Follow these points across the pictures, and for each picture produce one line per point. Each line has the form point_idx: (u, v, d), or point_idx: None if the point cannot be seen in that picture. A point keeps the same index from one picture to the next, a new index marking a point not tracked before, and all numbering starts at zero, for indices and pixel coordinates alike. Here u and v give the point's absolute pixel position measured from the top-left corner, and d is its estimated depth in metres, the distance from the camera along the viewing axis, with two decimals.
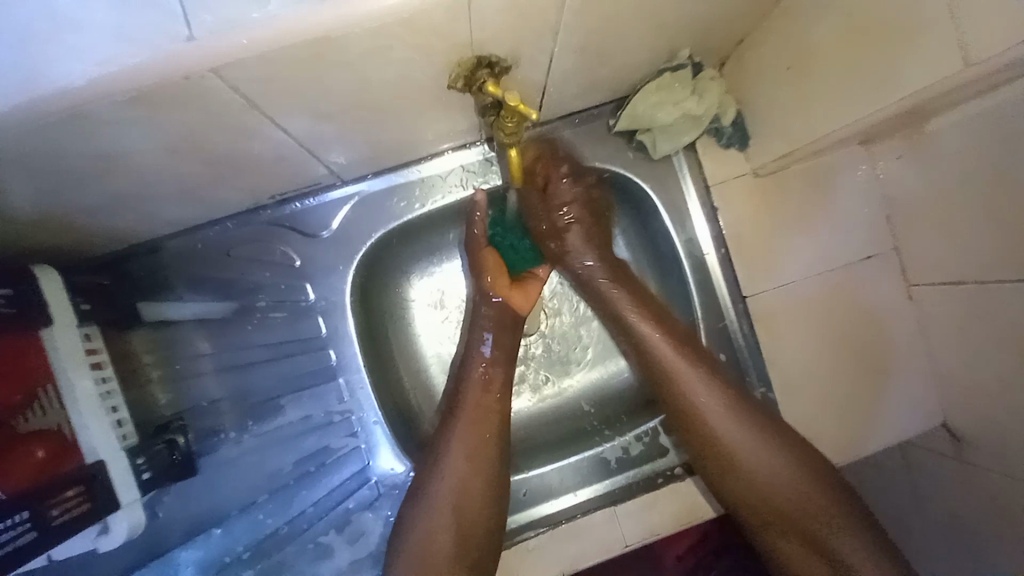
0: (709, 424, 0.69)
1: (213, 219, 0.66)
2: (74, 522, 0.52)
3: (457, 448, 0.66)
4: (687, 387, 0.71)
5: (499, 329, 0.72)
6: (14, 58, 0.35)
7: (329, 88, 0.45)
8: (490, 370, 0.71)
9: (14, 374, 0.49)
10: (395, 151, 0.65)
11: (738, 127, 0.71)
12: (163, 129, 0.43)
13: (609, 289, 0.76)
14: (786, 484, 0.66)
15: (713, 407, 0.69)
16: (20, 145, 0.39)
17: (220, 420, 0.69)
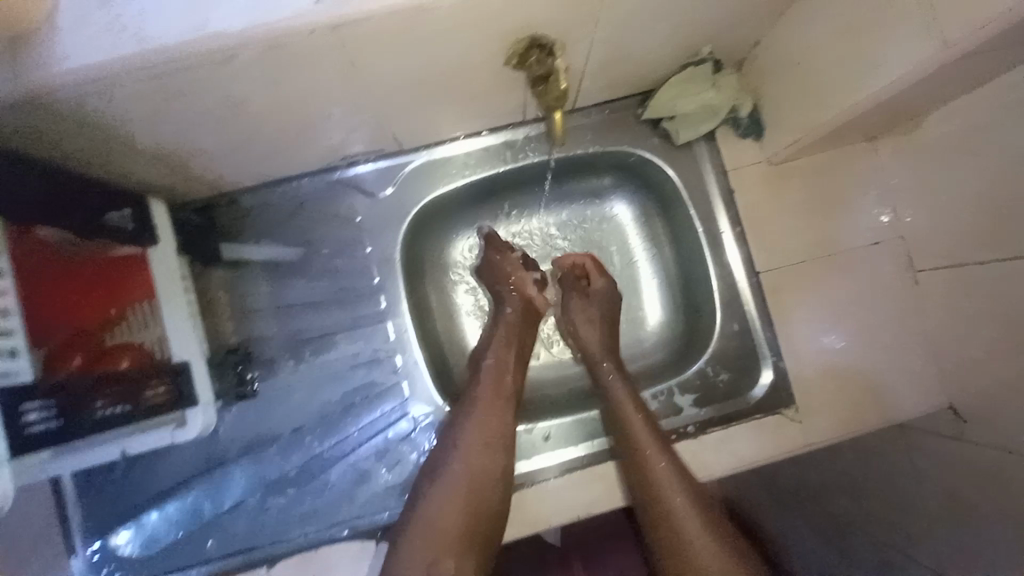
0: (672, 506, 0.66)
1: (290, 175, 0.77)
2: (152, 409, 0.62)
3: (474, 436, 0.69)
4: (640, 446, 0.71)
5: (502, 343, 0.78)
6: (187, 8, 0.45)
7: (411, 55, 0.55)
8: (499, 373, 0.75)
9: (107, 291, 0.60)
10: (448, 122, 0.74)
11: (753, 119, 0.78)
12: (276, 80, 0.53)
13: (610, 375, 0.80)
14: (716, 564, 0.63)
15: (680, 492, 0.67)
16: (170, 81, 0.48)
17: (277, 353, 0.78)
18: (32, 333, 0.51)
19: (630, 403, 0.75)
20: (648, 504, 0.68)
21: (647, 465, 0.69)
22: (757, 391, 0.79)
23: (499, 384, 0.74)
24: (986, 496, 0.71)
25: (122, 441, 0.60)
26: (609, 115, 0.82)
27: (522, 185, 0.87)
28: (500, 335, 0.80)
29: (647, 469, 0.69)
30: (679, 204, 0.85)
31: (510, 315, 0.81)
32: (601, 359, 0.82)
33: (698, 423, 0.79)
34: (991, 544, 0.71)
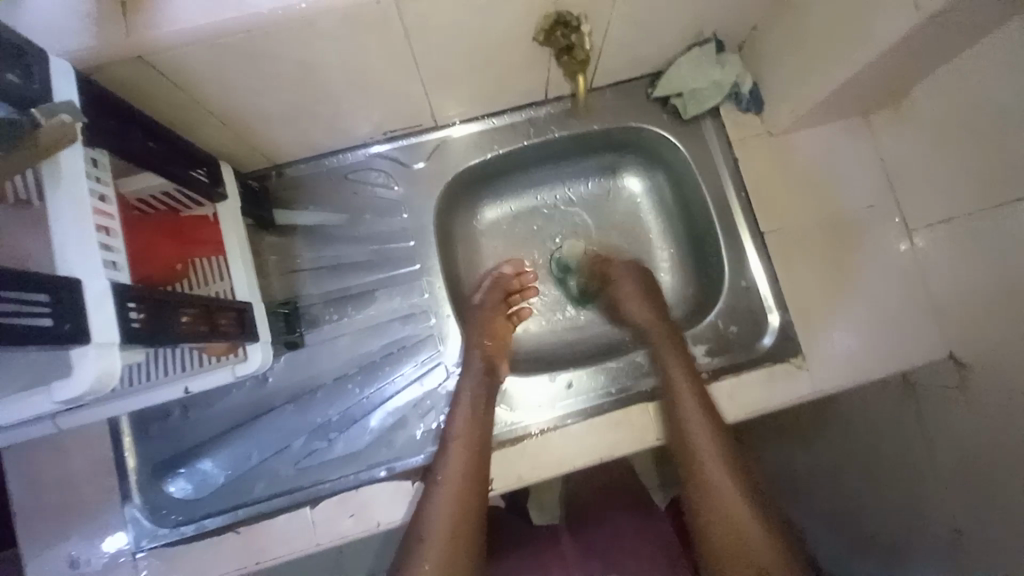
0: (727, 496, 0.70)
1: (336, 149, 0.86)
2: (218, 332, 0.62)
3: (442, 522, 0.69)
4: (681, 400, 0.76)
5: (467, 416, 0.76)
6: None
7: (456, 27, 0.63)
8: (468, 449, 0.74)
9: (179, 242, 0.70)
10: (479, 98, 0.82)
11: (754, 94, 0.86)
12: (342, 48, 0.62)
13: (669, 353, 0.80)
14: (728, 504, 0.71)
15: (733, 480, 0.71)
16: (254, 43, 0.57)
17: (320, 309, 0.85)
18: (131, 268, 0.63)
19: (687, 389, 0.77)
20: (704, 491, 0.72)
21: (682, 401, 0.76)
22: (768, 340, 0.85)
23: (468, 462, 0.73)
24: (995, 442, 0.74)
25: (185, 379, 0.68)
26: (623, 95, 0.90)
27: (543, 159, 0.95)
28: (465, 404, 0.77)
29: (682, 402, 0.76)
30: (688, 175, 0.93)
31: (473, 383, 0.79)
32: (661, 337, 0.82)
33: (711, 370, 0.85)
34: (998, 490, 0.74)
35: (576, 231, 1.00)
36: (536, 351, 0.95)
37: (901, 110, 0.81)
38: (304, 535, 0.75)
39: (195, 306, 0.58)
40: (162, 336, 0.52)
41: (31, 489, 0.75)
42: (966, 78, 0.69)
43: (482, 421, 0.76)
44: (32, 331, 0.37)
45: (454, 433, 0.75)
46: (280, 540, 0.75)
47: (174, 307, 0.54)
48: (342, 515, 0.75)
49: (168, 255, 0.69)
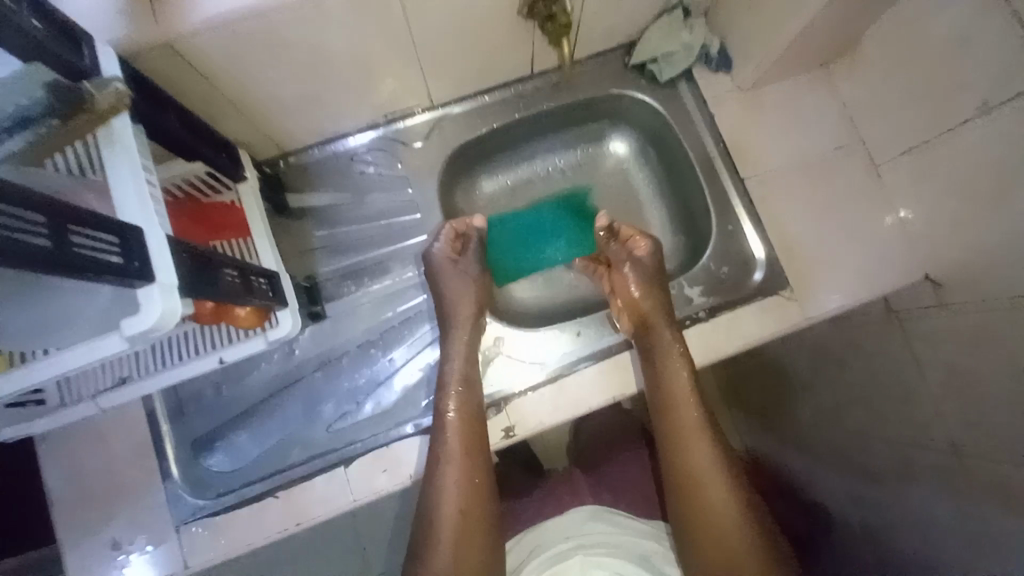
0: (702, 470, 0.79)
1: (342, 134, 0.92)
2: (252, 292, 0.67)
3: (450, 501, 0.75)
4: (666, 373, 0.82)
5: (459, 388, 0.80)
6: None
7: (446, 1, 0.70)
8: (468, 425, 0.78)
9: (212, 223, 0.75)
10: (470, 76, 0.89)
11: (722, 54, 0.94)
12: (345, 28, 0.68)
13: (667, 338, 0.83)
14: (711, 470, 0.78)
15: (706, 451, 0.79)
16: (268, 25, 0.63)
17: (340, 284, 0.90)
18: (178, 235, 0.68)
19: (676, 365, 0.82)
20: (679, 467, 0.80)
21: (667, 375, 0.82)
22: (758, 275, 0.91)
23: (467, 434, 0.78)
24: (976, 349, 0.78)
25: (219, 350, 0.73)
26: (602, 67, 0.98)
27: (535, 131, 1.02)
28: (455, 375, 0.81)
29: (666, 376, 0.82)
30: (668, 135, 1.00)
31: (461, 348, 0.83)
32: (648, 325, 0.84)
33: (708, 309, 0.91)
34: (989, 399, 0.78)
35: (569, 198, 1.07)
36: (540, 312, 1.01)
37: (857, 57, 0.89)
38: (343, 494, 0.78)
39: (231, 269, 0.63)
40: (205, 287, 0.57)
41: (73, 478, 0.78)
42: (916, 15, 0.75)
43: (470, 390, 0.81)
44: (96, 260, 0.42)
45: (448, 411, 0.79)
46: (318, 500, 0.78)
47: (212, 262, 0.59)
48: (377, 471, 0.78)
49: (199, 230, 0.73)
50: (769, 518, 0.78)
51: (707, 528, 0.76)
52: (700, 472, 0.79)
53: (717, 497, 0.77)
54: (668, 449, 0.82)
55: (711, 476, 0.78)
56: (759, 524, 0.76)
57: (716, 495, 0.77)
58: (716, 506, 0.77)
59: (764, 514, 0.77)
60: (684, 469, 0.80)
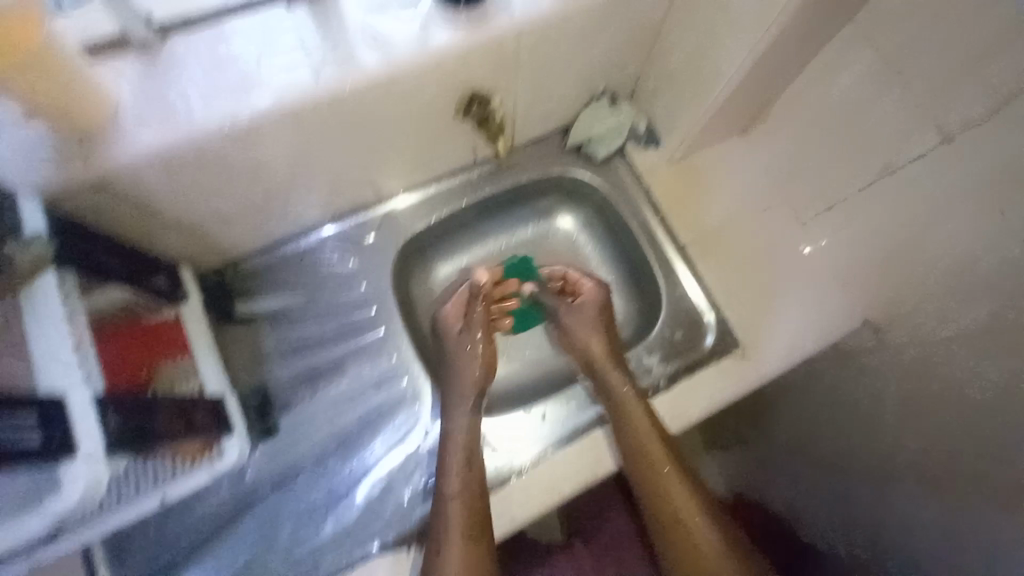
0: (684, 510, 0.80)
1: (290, 236, 0.91)
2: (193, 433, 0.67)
3: None
4: (635, 418, 0.82)
5: (462, 467, 0.78)
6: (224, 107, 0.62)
7: (385, 114, 0.73)
8: (468, 506, 0.74)
9: (155, 346, 0.69)
10: (416, 171, 0.92)
11: (650, 132, 1.01)
12: (285, 148, 0.70)
13: (619, 385, 0.86)
14: (693, 508, 0.80)
15: (683, 489, 0.81)
16: (206, 155, 0.64)
17: (293, 394, 0.87)
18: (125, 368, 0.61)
19: (638, 409, 0.83)
20: (662, 511, 0.80)
21: (635, 420, 0.82)
22: (710, 339, 0.94)
23: (469, 516, 0.74)
24: None
25: (161, 489, 0.64)
26: (542, 150, 1.03)
27: (483, 215, 1.04)
28: (457, 457, 0.80)
29: (635, 421, 0.82)
30: (611, 207, 1.04)
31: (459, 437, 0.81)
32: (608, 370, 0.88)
33: (667, 377, 0.94)
34: None
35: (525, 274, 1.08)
36: (508, 390, 1.00)
37: (771, 121, 0.93)
38: None
39: (173, 409, 0.64)
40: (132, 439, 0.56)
41: None
42: (822, 91, 0.82)
43: (472, 468, 0.78)
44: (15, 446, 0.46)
45: (449, 491, 0.76)
46: None
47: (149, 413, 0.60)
48: None
49: (136, 360, 0.64)
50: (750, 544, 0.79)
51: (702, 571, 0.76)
52: (683, 511, 0.80)
53: (704, 534, 0.78)
54: (649, 494, 0.82)
55: (695, 516, 0.79)
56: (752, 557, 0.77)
57: (703, 534, 0.78)
58: (699, 532, 0.78)
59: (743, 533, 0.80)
60: (666, 512, 0.80)
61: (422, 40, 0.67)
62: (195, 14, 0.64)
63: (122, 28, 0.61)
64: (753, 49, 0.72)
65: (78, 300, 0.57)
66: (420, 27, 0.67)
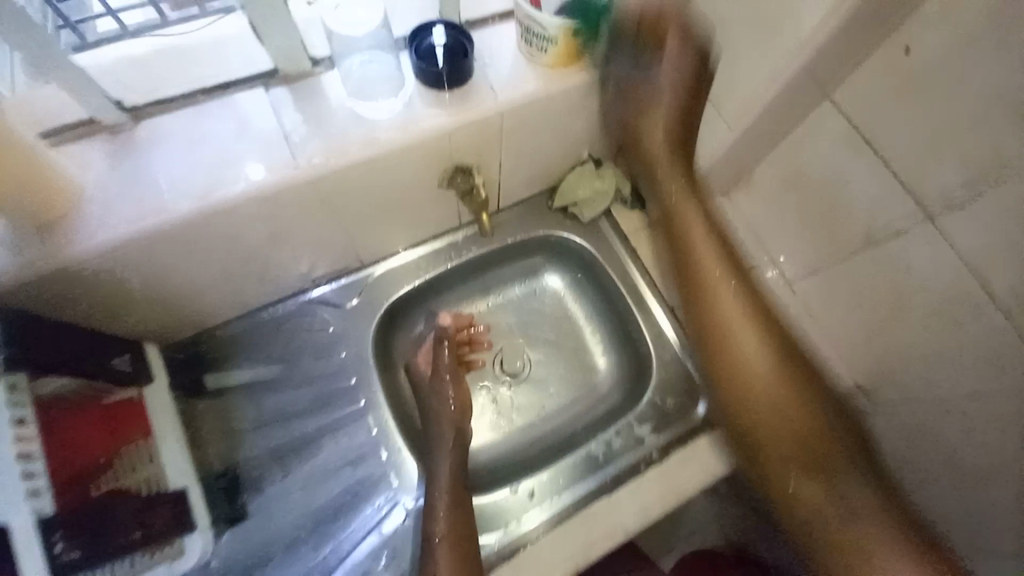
0: (786, 419, 0.76)
1: (267, 302, 0.87)
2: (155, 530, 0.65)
3: None
4: (733, 333, 0.81)
5: (449, 505, 0.78)
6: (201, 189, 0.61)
7: (371, 188, 0.73)
8: (456, 548, 0.75)
9: (111, 435, 0.64)
10: (403, 235, 0.91)
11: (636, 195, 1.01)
12: (264, 226, 0.69)
13: (704, 256, 0.85)
14: (796, 425, 0.76)
15: (778, 390, 0.78)
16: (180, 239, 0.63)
17: (264, 471, 0.81)
18: (60, 461, 0.58)
19: (736, 314, 0.82)
20: (744, 419, 0.80)
21: (719, 319, 0.82)
22: (701, 408, 0.91)
23: (458, 562, 0.73)
24: None
25: None
26: (528, 211, 1.02)
27: (469, 275, 1.02)
28: (443, 498, 0.79)
29: (715, 318, 0.83)
30: (600, 268, 1.02)
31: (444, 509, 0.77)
32: (682, 207, 0.86)
33: (660, 448, 0.89)
34: None
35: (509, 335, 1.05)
36: (495, 459, 0.96)
37: None
38: None
39: (133, 504, 0.63)
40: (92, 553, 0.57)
41: None
42: (788, 152, 0.72)
43: (462, 519, 0.77)
44: None
45: (436, 534, 0.76)
46: None
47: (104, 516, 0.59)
48: None
49: (95, 445, 0.62)
50: (843, 427, 0.77)
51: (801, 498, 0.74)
52: (773, 422, 0.77)
53: (813, 438, 0.75)
54: (724, 387, 0.82)
55: (795, 421, 0.76)
56: (857, 495, 0.72)
57: (807, 447, 0.75)
58: (767, 402, 0.77)
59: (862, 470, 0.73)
60: (767, 419, 0.77)
61: (405, 118, 0.67)
62: (170, 96, 0.64)
63: (91, 113, 0.60)
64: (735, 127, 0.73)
65: (28, 406, 0.56)
66: (403, 106, 0.67)
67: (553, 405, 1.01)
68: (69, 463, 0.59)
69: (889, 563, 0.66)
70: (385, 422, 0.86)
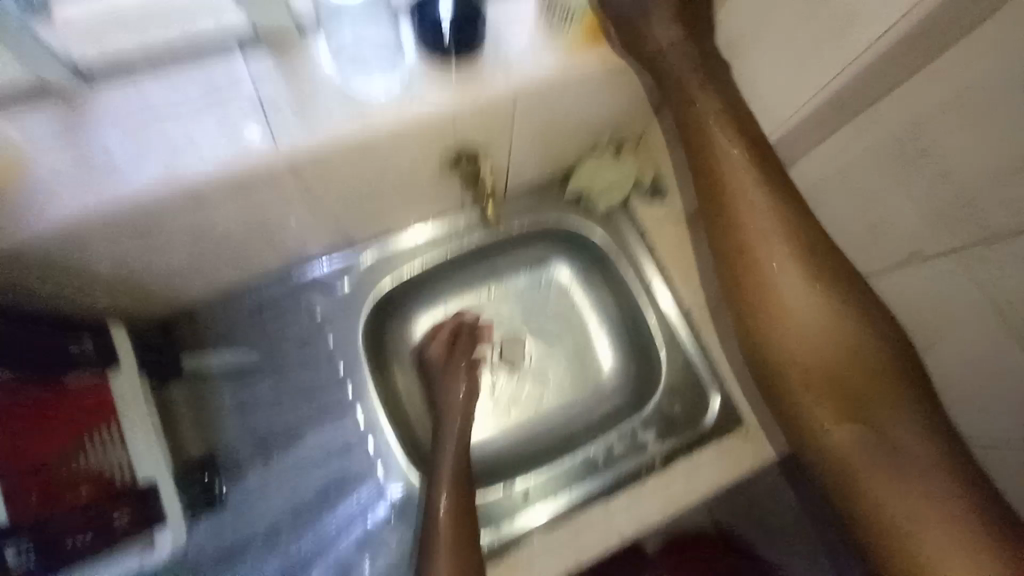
0: (810, 359, 0.61)
1: (251, 282, 0.82)
2: (125, 528, 0.63)
3: None
4: (765, 252, 0.62)
5: (454, 481, 0.75)
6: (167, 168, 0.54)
7: (365, 172, 0.65)
8: (457, 525, 0.71)
9: (74, 421, 0.61)
10: (399, 217, 0.83)
11: (656, 186, 0.92)
12: (241, 208, 0.62)
13: (727, 150, 0.64)
14: (836, 355, 0.60)
15: (807, 298, 0.61)
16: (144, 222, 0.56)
17: (245, 459, 0.79)
18: (41, 446, 0.59)
19: (750, 187, 0.63)
20: (778, 361, 0.64)
21: (734, 185, 0.64)
22: (711, 416, 0.84)
23: (458, 538, 0.70)
24: None
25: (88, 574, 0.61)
26: (538, 197, 0.94)
27: (470, 262, 0.96)
28: (448, 472, 0.75)
29: (732, 185, 0.64)
30: (610, 264, 0.95)
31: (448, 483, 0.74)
32: (709, 122, 0.65)
33: (663, 456, 0.83)
34: None
35: (508, 325, 1.00)
36: (488, 457, 0.91)
37: None
38: None
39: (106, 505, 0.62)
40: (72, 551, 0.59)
41: None
42: (823, 147, 0.61)
43: (465, 497, 0.74)
44: None
45: (438, 510, 0.73)
46: None
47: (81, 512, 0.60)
48: None
49: (70, 425, 0.62)
50: (910, 378, 0.57)
51: (844, 474, 0.59)
52: (807, 351, 0.61)
53: (849, 378, 0.59)
54: (754, 331, 0.66)
55: (835, 362, 0.60)
56: (907, 429, 0.56)
57: (863, 391, 0.58)
58: (812, 350, 0.61)
59: (915, 412, 0.56)
60: (787, 347, 0.62)
61: (402, 97, 0.59)
62: (130, 59, 0.57)
63: (36, 74, 0.53)
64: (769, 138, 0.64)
65: None
66: (401, 87, 0.60)
67: (551, 402, 0.96)
68: (49, 446, 0.60)
69: (941, 542, 0.53)
70: (375, 411, 0.82)
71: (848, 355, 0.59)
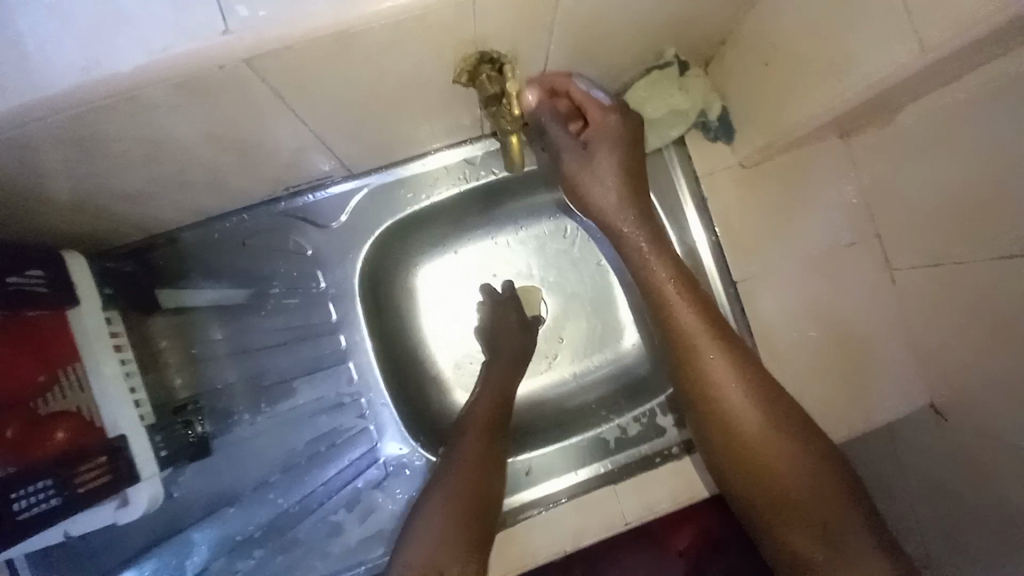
0: (774, 461, 0.58)
1: (229, 210, 0.70)
2: (95, 490, 0.55)
3: (438, 516, 0.62)
4: (708, 356, 0.63)
5: (492, 399, 0.73)
6: (85, 56, 0.39)
7: (354, 77, 0.50)
8: (483, 437, 0.69)
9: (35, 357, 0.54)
10: (403, 142, 0.69)
11: (724, 121, 0.73)
12: (198, 118, 0.48)
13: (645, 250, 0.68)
14: (790, 451, 0.58)
15: (750, 405, 0.60)
16: (75, 132, 0.44)
17: (233, 403, 0.73)
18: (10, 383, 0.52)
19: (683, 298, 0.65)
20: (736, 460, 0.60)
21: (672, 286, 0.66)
22: None
23: (480, 451, 0.68)
24: None
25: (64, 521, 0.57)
26: None
27: (485, 203, 0.82)
28: (487, 389, 0.74)
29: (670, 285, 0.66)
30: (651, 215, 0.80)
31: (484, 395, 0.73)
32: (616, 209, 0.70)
33: (684, 443, 0.74)
34: None
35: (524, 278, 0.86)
36: None
37: None
38: None
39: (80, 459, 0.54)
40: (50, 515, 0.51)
41: None
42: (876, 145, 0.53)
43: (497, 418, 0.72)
44: None
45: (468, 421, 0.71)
46: None
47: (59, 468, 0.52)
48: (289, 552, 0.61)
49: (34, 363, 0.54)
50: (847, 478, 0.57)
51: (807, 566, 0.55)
52: (761, 449, 0.59)
53: (800, 479, 0.57)
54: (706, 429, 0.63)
55: (788, 458, 0.58)
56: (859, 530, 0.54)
57: (813, 488, 0.56)
58: (765, 444, 0.58)
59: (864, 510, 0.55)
60: (745, 445, 0.60)
61: None
62: None
63: None
64: (898, 69, 0.47)
65: None
66: None
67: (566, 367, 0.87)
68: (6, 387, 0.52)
69: None
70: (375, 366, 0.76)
71: (797, 447, 0.58)
